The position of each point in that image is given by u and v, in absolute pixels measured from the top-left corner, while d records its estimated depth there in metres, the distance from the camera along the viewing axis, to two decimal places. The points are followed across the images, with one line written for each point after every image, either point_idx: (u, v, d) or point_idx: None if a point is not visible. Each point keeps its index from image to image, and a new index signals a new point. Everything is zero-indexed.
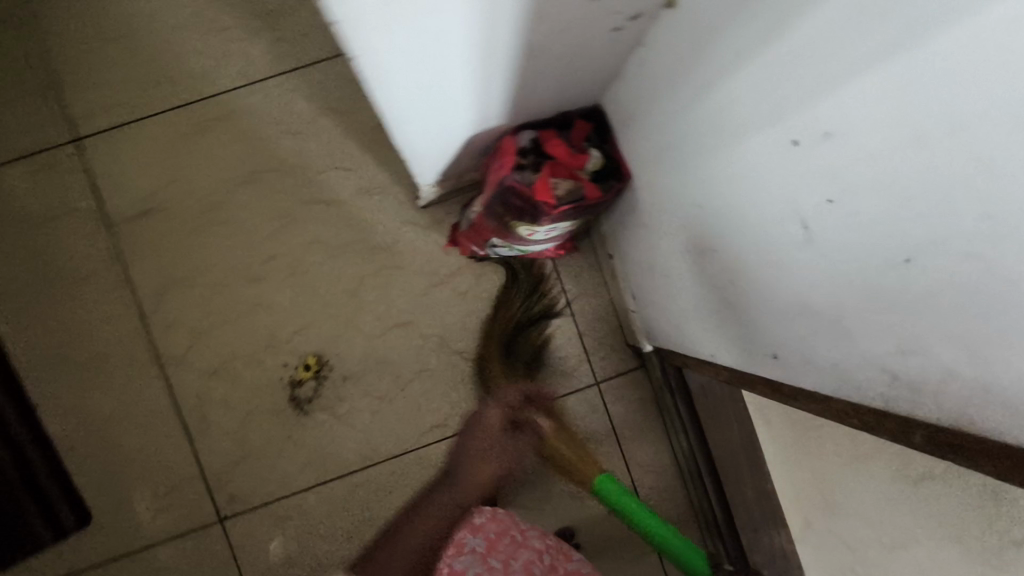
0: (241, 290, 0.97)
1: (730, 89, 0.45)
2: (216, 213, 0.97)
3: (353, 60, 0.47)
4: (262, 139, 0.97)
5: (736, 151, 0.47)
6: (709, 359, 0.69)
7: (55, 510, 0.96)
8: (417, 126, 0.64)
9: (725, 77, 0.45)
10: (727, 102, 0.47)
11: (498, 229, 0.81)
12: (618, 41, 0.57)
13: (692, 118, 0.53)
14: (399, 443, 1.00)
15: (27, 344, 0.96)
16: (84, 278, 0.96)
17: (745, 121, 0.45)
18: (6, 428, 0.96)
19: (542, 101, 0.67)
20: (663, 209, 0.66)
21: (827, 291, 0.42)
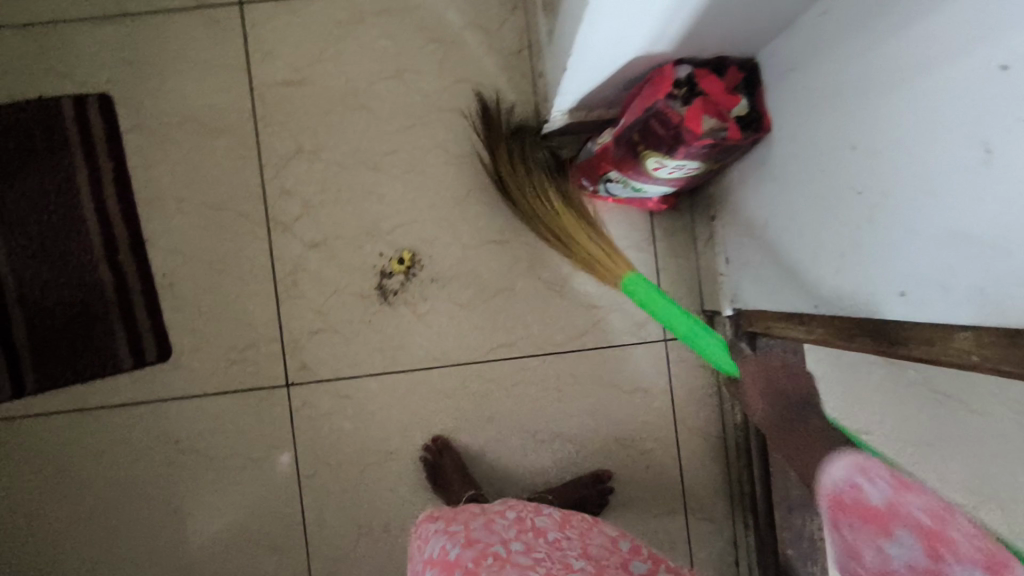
0: (357, 174, 1.03)
1: (926, 25, 0.48)
2: (352, 100, 1.03)
3: None
4: (408, 41, 1.03)
5: (919, 86, 0.51)
6: (813, 310, 0.73)
7: (141, 338, 1.03)
8: (598, 40, 0.68)
9: (924, 12, 0.48)
10: (920, 38, 0.50)
11: (623, 160, 0.85)
12: None
13: (869, 61, 0.56)
14: (467, 354, 1.04)
15: (153, 180, 1.03)
16: (218, 132, 1.02)
17: (938, 54, 0.48)
18: (117, 252, 1.02)
19: (709, 39, 0.71)
20: (802, 159, 0.70)
21: (995, 214, 0.45)
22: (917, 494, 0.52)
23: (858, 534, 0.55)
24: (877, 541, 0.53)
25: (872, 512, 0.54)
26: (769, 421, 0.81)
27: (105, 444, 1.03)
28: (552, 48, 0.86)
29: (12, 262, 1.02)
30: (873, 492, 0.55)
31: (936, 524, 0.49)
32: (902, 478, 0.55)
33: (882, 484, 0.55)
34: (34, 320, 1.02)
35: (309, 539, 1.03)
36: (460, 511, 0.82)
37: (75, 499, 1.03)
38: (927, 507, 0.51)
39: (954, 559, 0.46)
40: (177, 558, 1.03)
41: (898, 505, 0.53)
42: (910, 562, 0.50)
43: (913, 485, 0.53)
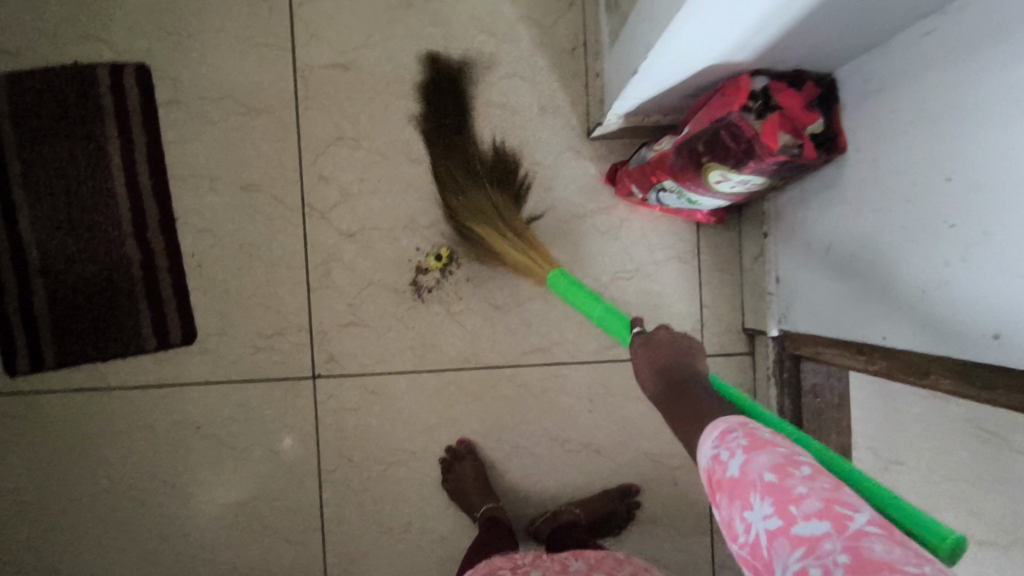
0: (399, 165, 1.00)
1: None
2: (398, 87, 0.99)
3: None
4: (460, 29, 0.99)
5: None
6: (879, 341, 0.71)
7: (166, 320, 1.00)
8: (681, 46, 0.65)
9: None
10: None
11: (682, 170, 0.82)
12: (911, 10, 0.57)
13: (976, 88, 0.53)
14: (499, 356, 1.01)
15: (188, 157, 0.99)
16: (258, 112, 0.99)
17: None
18: (146, 229, 0.99)
19: (794, 50, 0.68)
20: (883, 185, 0.67)
21: None
22: (764, 452, 0.46)
23: (724, 511, 0.46)
24: (739, 513, 0.45)
25: (727, 483, 0.47)
26: (657, 400, 0.67)
27: (122, 425, 1.00)
28: (617, 48, 0.83)
29: (37, 233, 0.98)
30: (727, 460, 0.48)
31: (783, 478, 0.43)
32: (754, 438, 0.48)
33: (733, 447, 0.49)
34: (56, 294, 0.99)
35: (327, 535, 1.01)
36: (490, 562, 0.80)
37: (88, 480, 1.00)
38: (773, 465, 0.45)
39: (808, 513, 0.40)
40: (190, 546, 1.01)
41: (750, 468, 0.46)
42: (770, 526, 0.42)
43: (764, 445, 0.47)
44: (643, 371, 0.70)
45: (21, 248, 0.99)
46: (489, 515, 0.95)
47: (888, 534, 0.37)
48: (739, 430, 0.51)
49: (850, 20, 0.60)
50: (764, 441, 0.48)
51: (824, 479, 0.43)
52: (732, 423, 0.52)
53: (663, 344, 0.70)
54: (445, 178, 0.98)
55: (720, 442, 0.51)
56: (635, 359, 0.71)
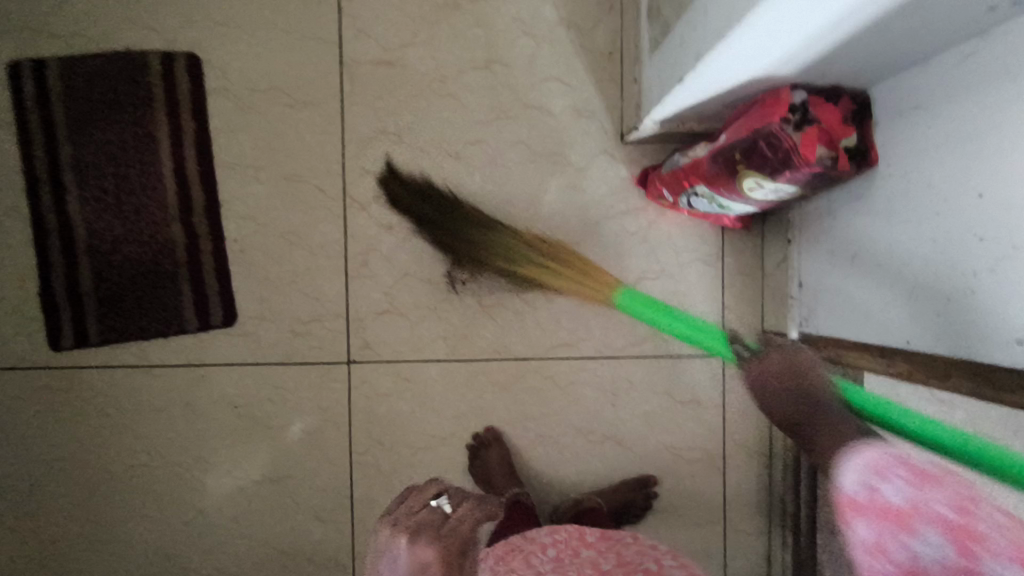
0: (438, 161, 1.03)
1: None
2: (440, 86, 1.03)
3: None
4: (502, 32, 1.03)
5: None
6: (901, 345, 0.75)
7: (207, 302, 1.03)
8: (731, 58, 0.69)
9: None
10: None
11: (717, 176, 0.86)
12: (951, 35, 0.62)
13: (1013, 113, 0.57)
14: (528, 349, 1.05)
15: (234, 145, 1.02)
16: (304, 104, 1.02)
17: None
18: (191, 213, 1.02)
19: (834, 66, 0.72)
20: (914, 198, 0.71)
21: None
22: (939, 491, 0.52)
23: (879, 533, 0.53)
24: (904, 539, 0.51)
25: (892, 508, 0.54)
26: (780, 412, 0.79)
27: (162, 403, 1.04)
28: (660, 56, 0.87)
29: (85, 213, 1.01)
30: (889, 489, 0.55)
31: (965, 517, 0.49)
32: (918, 471, 0.55)
33: (896, 477, 0.56)
34: (102, 273, 1.02)
35: (356, 515, 1.05)
36: (505, 544, 0.84)
37: (127, 454, 1.03)
38: (952, 503, 0.50)
39: (995, 554, 0.45)
40: (224, 522, 1.04)
41: (919, 499, 0.52)
42: (938, 556, 0.48)
43: (934, 479, 0.54)
44: (768, 392, 0.81)
45: (69, 227, 1.02)
46: (515, 498, 0.97)
47: None
48: (894, 464, 0.58)
49: (893, 40, 0.64)
50: (933, 476, 0.54)
51: (1008, 521, 0.48)
52: (885, 457, 0.59)
53: (794, 362, 0.82)
54: (447, 242, 1.02)
55: (876, 474, 0.58)
56: (753, 376, 0.84)
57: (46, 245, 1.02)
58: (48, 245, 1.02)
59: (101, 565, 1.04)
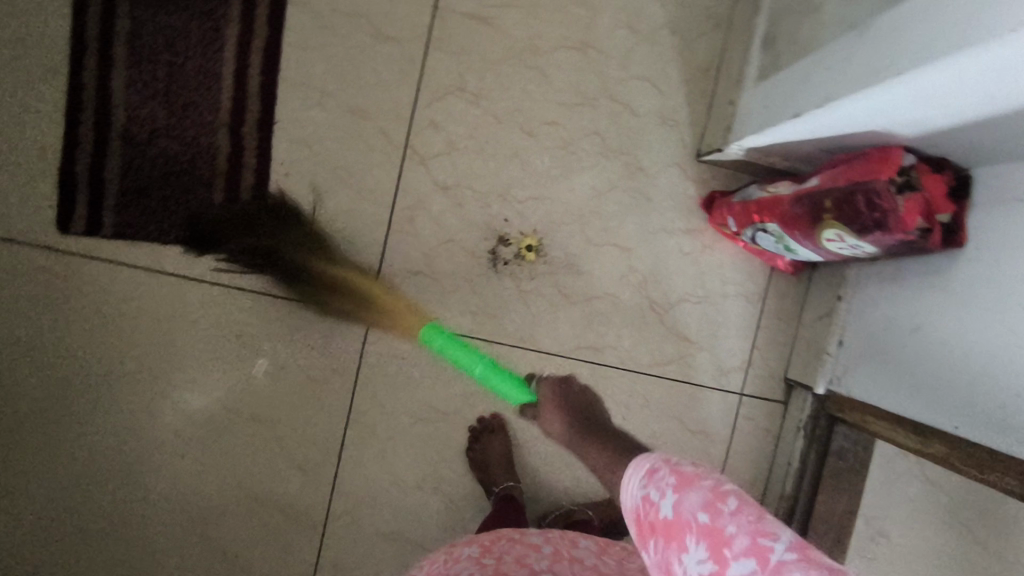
0: (510, 134, 0.99)
1: None
2: (530, 56, 0.99)
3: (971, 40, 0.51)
4: (604, 18, 1.00)
5: None
6: (945, 430, 0.75)
7: (237, 218, 0.97)
8: (865, 107, 0.67)
9: None
10: None
11: (797, 219, 0.84)
12: None
13: None
14: (540, 348, 1.02)
15: (303, 63, 0.97)
16: (387, 40, 0.97)
17: None
18: (242, 123, 0.96)
19: (953, 139, 0.71)
20: (1003, 289, 0.70)
21: None
22: (692, 489, 0.50)
23: (659, 552, 0.51)
24: (675, 554, 0.49)
25: (661, 523, 0.51)
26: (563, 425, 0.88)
27: (166, 313, 0.98)
28: (769, 84, 0.84)
29: (129, 96, 0.94)
30: (656, 499, 0.53)
31: (714, 519, 0.48)
32: (679, 475, 0.52)
33: (660, 486, 0.53)
34: (132, 164, 0.95)
35: (340, 474, 1.00)
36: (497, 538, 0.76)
37: (117, 359, 0.97)
38: (702, 502, 0.49)
39: (735, 554, 0.45)
40: (200, 449, 0.99)
41: (682, 508, 0.50)
42: (706, 571, 0.46)
43: (692, 481, 0.51)
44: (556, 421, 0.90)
45: (107, 107, 0.94)
46: (507, 493, 0.97)
47: (800, 551, 0.44)
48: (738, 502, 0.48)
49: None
50: (689, 478, 0.52)
51: (747, 510, 0.47)
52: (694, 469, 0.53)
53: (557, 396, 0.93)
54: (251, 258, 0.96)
55: (648, 481, 0.55)
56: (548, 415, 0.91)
57: (78, 119, 0.94)
58: (80, 120, 0.94)
59: (60, 467, 0.97)
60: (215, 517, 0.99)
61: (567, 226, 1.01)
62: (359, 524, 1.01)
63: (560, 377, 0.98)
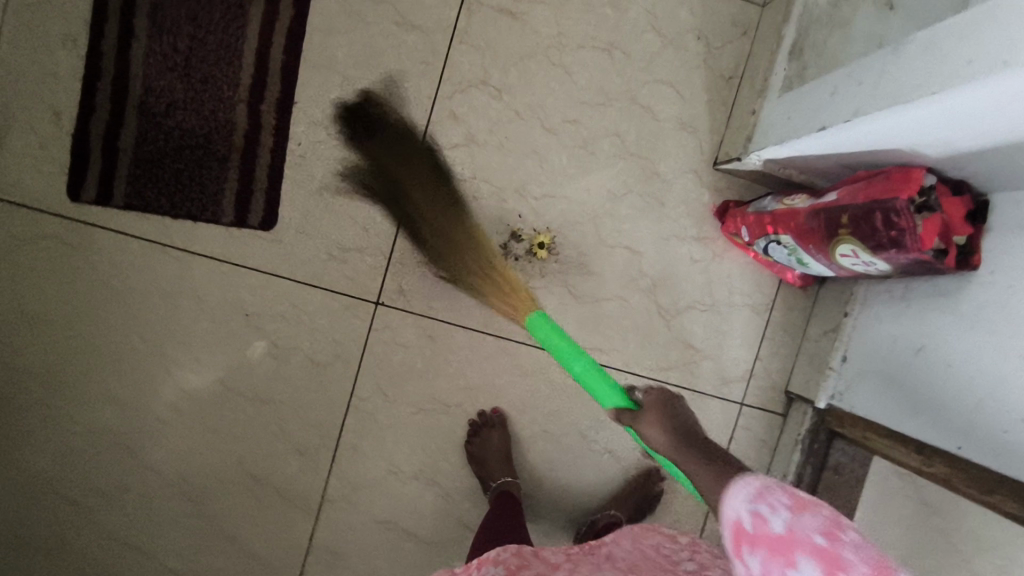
0: (530, 129, 0.99)
1: None
2: (555, 53, 0.99)
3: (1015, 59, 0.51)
4: (632, 20, 1.00)
5: None
6: (947, 450, 0.75)
7: (250, 196, 0.96)
8: (895, 122, 0.67)
9: None
10: None
11: (811, 233, 0.85)
12: None
13: None
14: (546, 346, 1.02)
15: (327, 45, 0.96)
16: (413, 28, 0.97)
17: None
18: (261, 101, 0.95)
19: (974, 163, 0.71)
20: (1014, 314, 0.71)
21: None
22: (810, 513, 0.49)
23: (762, 564, 0.49)
24: (782, 570, 0.47)
25: (771, 539, 0.49)
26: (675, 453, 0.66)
27: (172, 287, 0.96)
28: (793, 96, 0.85)
29: (148, 67, 0.93)
30: (766, 515, 0.50)
31: (833, 544, 0.47)
32: (795, 497, 0.51)
33: (773, 503, 0.51)
34: (147, 134, 0.94)
35: (337, 459, 1.00)
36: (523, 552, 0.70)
37: (120, 330, 0.96)
38: (822, 528, 0.48)
39: None
40: (198, 427, 0.98)
41: (797, 527, 0.48)
42: None
43: (807, 504, 0.50)
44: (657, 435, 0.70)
45: (125, 75, 0.93)
46: (504, 488, 0.96)
47: None
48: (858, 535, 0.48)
49: None
50: (806, 501, 0.50)
51: (869, 545, 0.47)
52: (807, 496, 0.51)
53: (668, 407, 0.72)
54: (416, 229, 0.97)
55: (756, 497, 0.52)
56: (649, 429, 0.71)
57: (95, 86, 0.93)
58: (97, 87, 0.93)
59: (55, 437, 0.96)
60: (209, 495, 0.99)
61: (580, 226, 1.01)
62: (353, 510, 1.00)
63: (669, 392, 0.74)
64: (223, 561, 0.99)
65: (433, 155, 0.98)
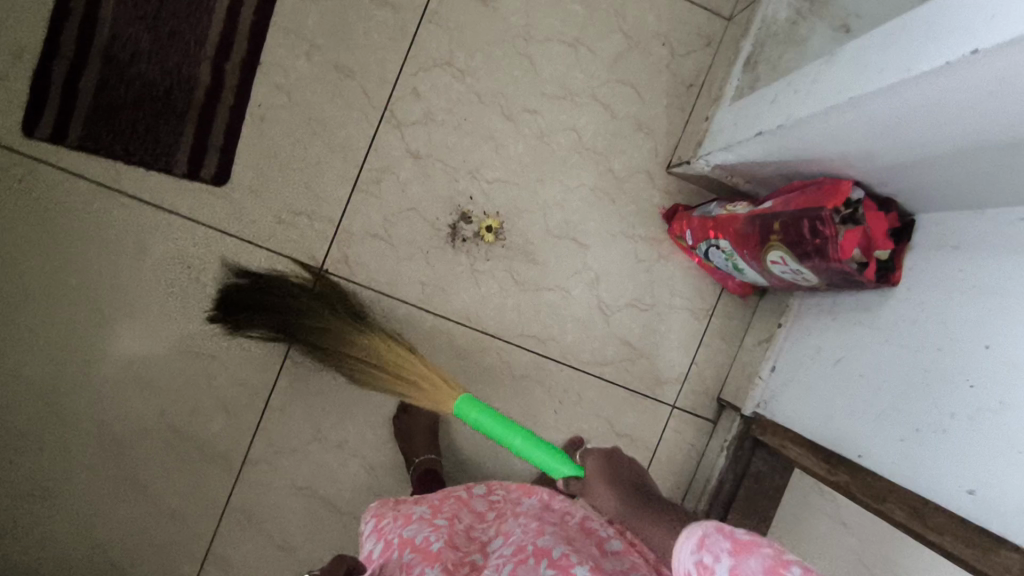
0: (489, 115, 1.01)
1: None
2: (521, 43, 1.01)
3: (916, 69, 0.53)
4: (600, 19, 1.02)
5: None
6: (848, 458, 0.77)
7: (204, 152, 0.97)
8: (821, 129, 0.69)
9: None
10: None
11: (746, 238, 0.87)
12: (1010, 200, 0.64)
13: None
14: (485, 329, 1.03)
15: (298, 11, 0.98)
16: (384, 3, 0.99)
17: None
18: (227, 59, 0.96)
19: (898, 180, 0.73)
20: (921, 328, 0.73)
21: None
22: (753, 557, 0.48)
23: None
24: None
25: None
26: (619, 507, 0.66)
27: (116, 232, 0.97)
28: (741, 104, 0.87)
29: (117, 13, 0.95)
30: (711, 565, 0.50)
31: None
32: (735, 540, 0.50)
33: (716, 551, 0.50)
34: (108, 79, 0.95)
35: (263, 420, 1.00)
36: (448, 498, 0.81)
37: (58, 269, 0.96)
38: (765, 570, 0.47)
39: None
40: (129, 375, 0.98)
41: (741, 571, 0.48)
42: None
43: (749, 547, 0.49)
44: (602, 503, 0.68)
45: (94, 19, 0.94)
46: (424, 468, 0.96)
47: None
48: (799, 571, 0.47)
49: (962, 183, 0.66)
50: (746, 543, 0.49)
51: None
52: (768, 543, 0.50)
53: (614, 464, 0.69)
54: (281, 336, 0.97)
55: (699, 547, 0.52)
56: (591, 498, 0.69)
57: (62, 27, 0.94)
58: (64, 28, 0.94)
59: None
60: (130, 443, 0.99)
61: (530, 214, 1.02)
62: (274, 473, 1.00)
63: (610, 452, 0.70)
64: (136, 510, 0.99)
65: (391, 130, 1.00)
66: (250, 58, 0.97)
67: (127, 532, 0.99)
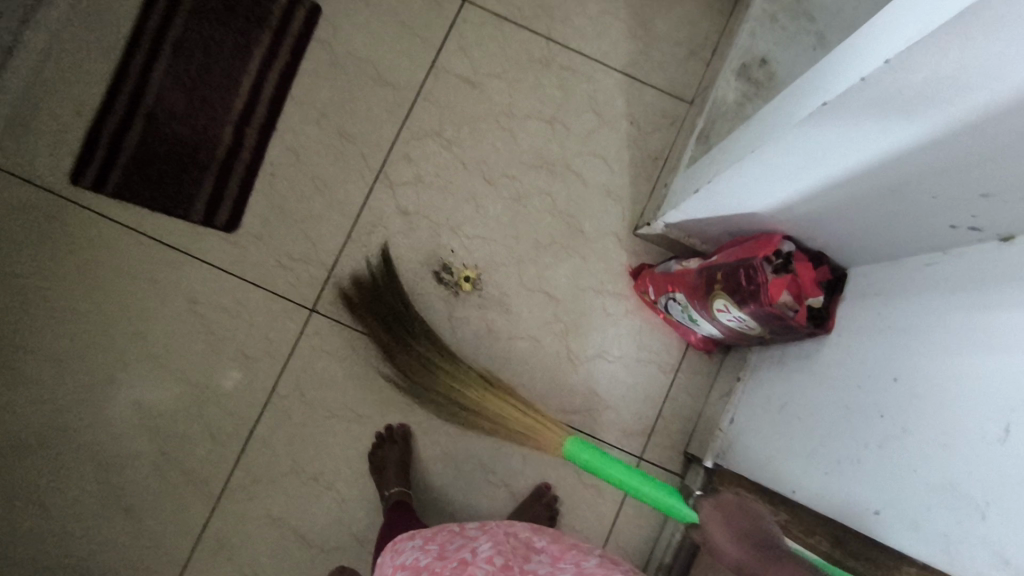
0: (472, 178, 1.13)
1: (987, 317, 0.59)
2: (503, 119, 1.14)
3: (799, 123, 0.63)
4: (574, 101, 1.16)
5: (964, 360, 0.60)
6: (783, 494, 0.79)
7: (220, 201, 1.10)
8: (746, 183, 0.78)
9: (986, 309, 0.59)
10: (972, 330, 0.60)
11: (696, 288, 0.93)
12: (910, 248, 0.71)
13: (933, 320, 0.66)
14: None
15: (312, 88, 1.14)
16: (386, 83, 1.14)
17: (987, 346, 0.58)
18: (247, 126, 1.12)
19: (821, 233, 0.81)
20: (847, 367, 0.77)
21: (979, 478, 0.54)
22: None
23: None
24: None
25: None
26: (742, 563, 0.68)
27: (135, 268, 1.09)
28: (690, 170, 0.97)
29: (161, 85, 1.11)
30: None
31: None
32: None
33: None
34: (146, 138, 1.10)
35: (246, 449, 1.06)
36: (440, 530, 0.79)
37: (80, 298, 1.08)
38: None
39: None
40: (129, 398, 1.06)
41: None
42: None
43: None
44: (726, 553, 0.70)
45: (141, 90, 1.11)
46: (396, 498, 0.99)
47: None
48: None
49: (868, 232, 0.74)
50: None
51: None
52: None
53: (730, 514, 0.71)
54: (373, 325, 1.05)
55: None
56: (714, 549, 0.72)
57: (114, 96, 1.11)
58: (116, 97, 1.11)
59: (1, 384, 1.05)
60: (121, 463, 1.05)
61: (506, 267, 1.11)
62: (250, 501, 1.05)
63: (732, 500, 0.73)
64: (116, 529, 1.04)
65: (385, 188, 1.12)
66: (267, 126, 1.12)
67: (107, 550, 1.03)
